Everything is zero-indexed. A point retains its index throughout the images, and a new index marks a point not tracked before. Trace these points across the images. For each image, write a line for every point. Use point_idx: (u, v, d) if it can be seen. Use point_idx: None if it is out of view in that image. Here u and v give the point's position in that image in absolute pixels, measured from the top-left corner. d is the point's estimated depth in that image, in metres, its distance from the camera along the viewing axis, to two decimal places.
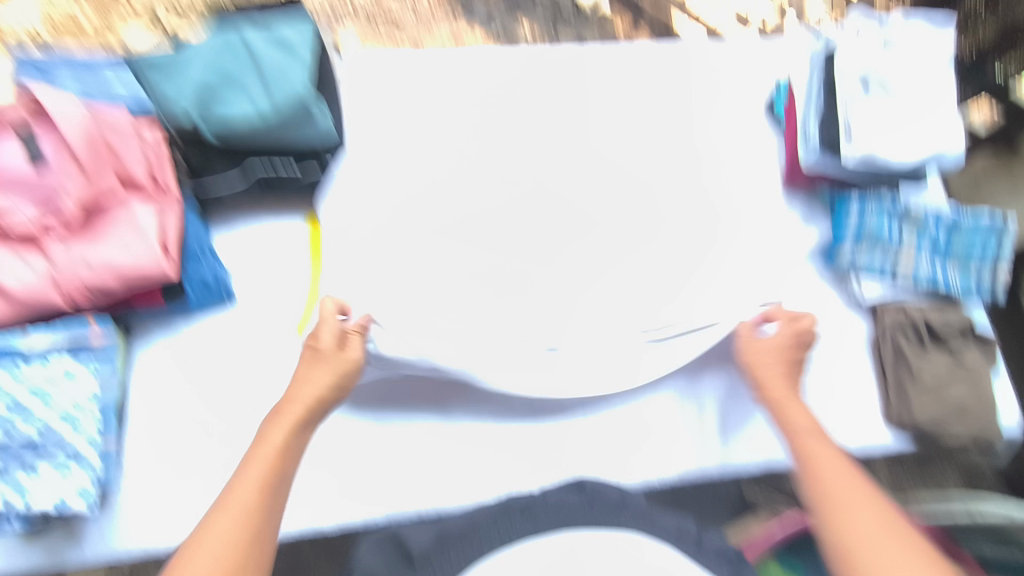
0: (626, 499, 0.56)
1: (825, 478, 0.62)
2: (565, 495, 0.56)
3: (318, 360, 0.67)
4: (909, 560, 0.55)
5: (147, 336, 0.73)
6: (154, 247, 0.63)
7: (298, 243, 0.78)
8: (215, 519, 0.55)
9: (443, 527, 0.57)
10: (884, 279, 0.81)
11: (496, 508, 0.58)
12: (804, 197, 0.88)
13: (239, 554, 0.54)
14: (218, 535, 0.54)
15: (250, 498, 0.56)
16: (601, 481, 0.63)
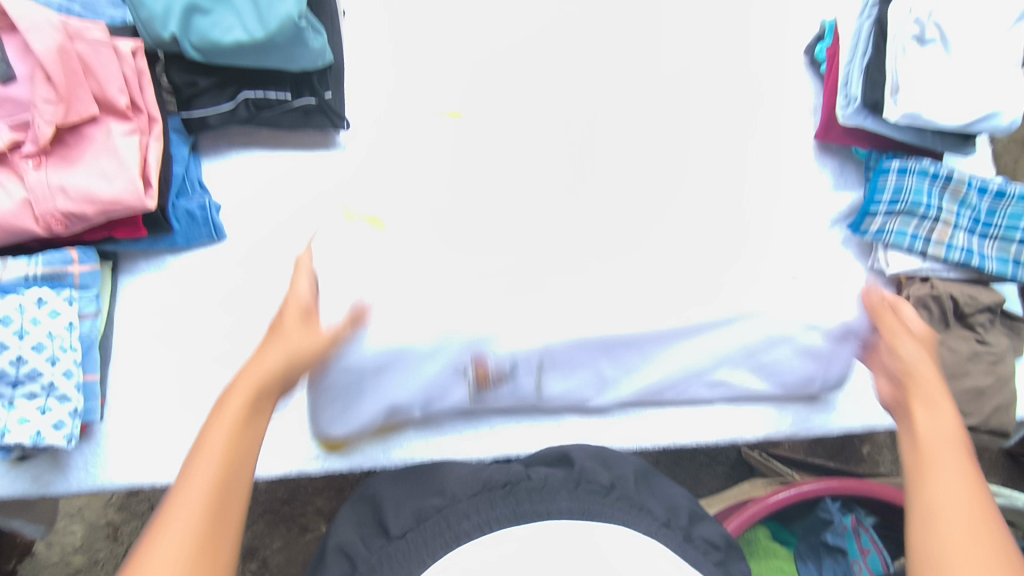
0: (615, 482, 0.58)
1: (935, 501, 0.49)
2: (554, 472, 0.55)
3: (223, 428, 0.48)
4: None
5: (132, 269, 0.71)
6: (133, 178, 0.60)
7: (294, 180, 0.75)
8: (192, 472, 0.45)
9: (417, 489, 0.58)
10: (915, 252, 0.76)
11: (477, 473, 0.57)
12: (836, 156, 0.84)
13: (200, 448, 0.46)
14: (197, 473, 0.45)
15: (223, 443, 0.47)
16: (584, 448, 0.65)
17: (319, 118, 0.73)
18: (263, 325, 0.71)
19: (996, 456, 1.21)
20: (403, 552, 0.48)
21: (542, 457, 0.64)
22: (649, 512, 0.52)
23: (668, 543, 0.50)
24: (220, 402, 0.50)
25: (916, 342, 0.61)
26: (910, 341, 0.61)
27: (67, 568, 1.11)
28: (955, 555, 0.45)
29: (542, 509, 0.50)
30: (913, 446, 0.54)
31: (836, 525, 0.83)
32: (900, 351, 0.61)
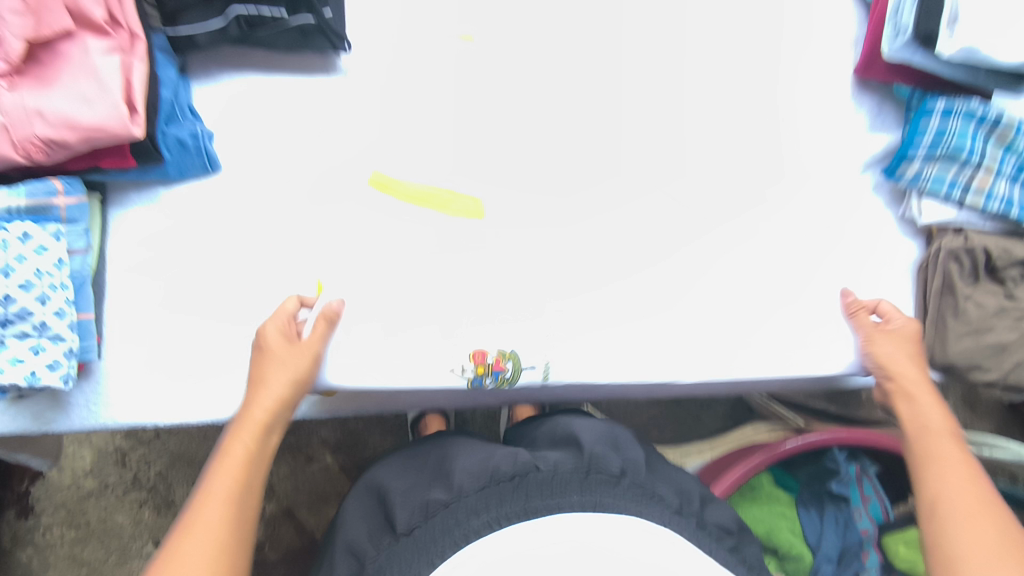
0: (627, 467, 0.60)
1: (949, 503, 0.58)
2: (563, 459, 0.58)
3: (233, 458, 0.56)
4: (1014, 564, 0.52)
5: (122, 201, 0.67)
6: (117, 103, 0.55)
7: (291, 106, 0.70)
8: (181, 548, 0.50)
9: (422, 479, 0.62)
10: (951, 201, 0.71)
11: (482, 455, 0.59)
12: (875, 94, 0.78)
13: (218, 471, 0.55)
14: (217, 494, 0.53)
15: (217, 514, 0.52)
16: (595, 430, 0.65)
17: (317, 38, 0.66)
18: (262, 263, 0.68)
19: (992, 403, 1.22)
20: (413, 552, 0.52)
21: (549, 437, 0.68)
22: (661, 499, 0.57)
23: (682, 531, 0.55)
24: (217, 467, 0.55)
25: (897, 339, 0.69)
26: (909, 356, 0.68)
27: (79, 490, 1.13)
28: (968, 538, 0.55)
29: (552, 501, 0.53)
30: (924, 450, 0.63)
31: (843, 475, 0.83)
32: (886, 361, 0.68)
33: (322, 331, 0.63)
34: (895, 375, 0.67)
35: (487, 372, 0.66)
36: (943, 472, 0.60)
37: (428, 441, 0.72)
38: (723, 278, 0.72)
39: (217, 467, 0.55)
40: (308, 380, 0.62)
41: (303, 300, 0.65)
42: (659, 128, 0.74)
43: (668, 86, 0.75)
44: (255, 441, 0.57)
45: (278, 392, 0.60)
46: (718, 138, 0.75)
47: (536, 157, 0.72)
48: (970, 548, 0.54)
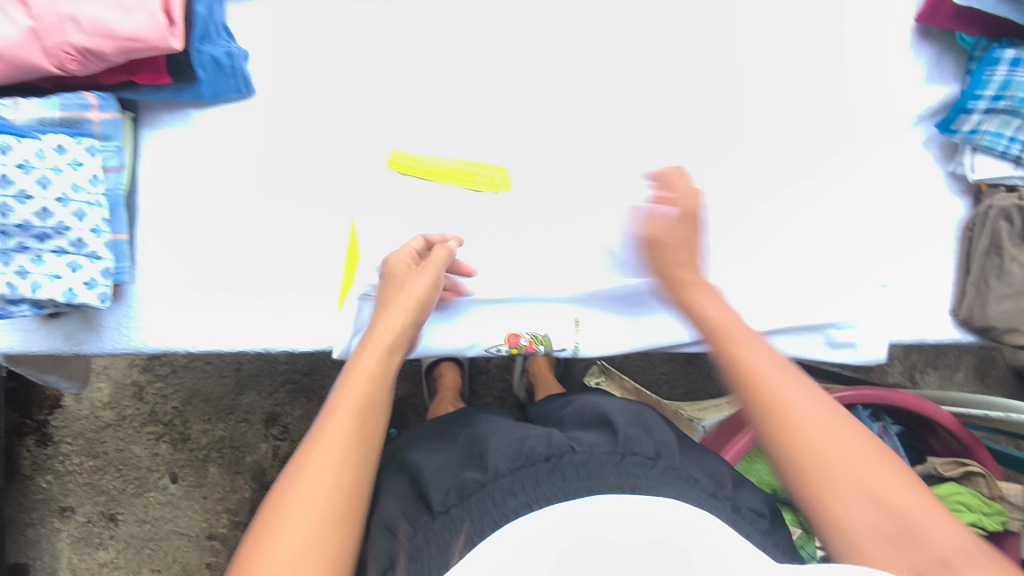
0: (659, 452, 0.63)
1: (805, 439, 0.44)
2: (599, 445, 0.61)
3: (348, 403, 0.48)
4: (901, 479, 0.42)
5: (154, 122, 0.65)
6: (155, 12, 0.52)
7: (325, 30, 0.67)
8: (312, 461, 0.44)
9: (454, 459, 0.65)
10: (1008, 158, 0.68)
11: (516, 442, 0.62)
12: (935, 43, 0.74)
13: (317, 430, 0.46)
14: (316, 457, 0.44)
15: (345, 432, 0.46)
16: (625, 412, 0.70)
17: None
18: (292, 192, 0.66)
19: (1004, 373, 1.22)
20: (449, 528, 0.54)
21: (578, 418, 0.72)
22: (696, 482, 0.58)
23: (718, 512, 0.56)
24: (344, 380, 0.50)
25: (659, 237, 0.60)
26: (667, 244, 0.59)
27: (97, 421, 1.15)
28: (848, 486, 0.42)
29: (589, 482, 0.54)
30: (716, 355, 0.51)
31: None
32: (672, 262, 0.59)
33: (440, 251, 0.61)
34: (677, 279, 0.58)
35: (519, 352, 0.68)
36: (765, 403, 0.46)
37: (463, 416, 0.77)
38: (763, 231, 0.71)
39: (321, 426, 0.46)
40: (422, 318, 0.58)
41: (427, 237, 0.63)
42: (705, 72, 0.72)
43: (717, 28, 0.72)
44: (377, 359, 0.52)
45: (390, 334, 0.54)
46: (767, 83, 0.72)
47: (577, 98, 0.70)
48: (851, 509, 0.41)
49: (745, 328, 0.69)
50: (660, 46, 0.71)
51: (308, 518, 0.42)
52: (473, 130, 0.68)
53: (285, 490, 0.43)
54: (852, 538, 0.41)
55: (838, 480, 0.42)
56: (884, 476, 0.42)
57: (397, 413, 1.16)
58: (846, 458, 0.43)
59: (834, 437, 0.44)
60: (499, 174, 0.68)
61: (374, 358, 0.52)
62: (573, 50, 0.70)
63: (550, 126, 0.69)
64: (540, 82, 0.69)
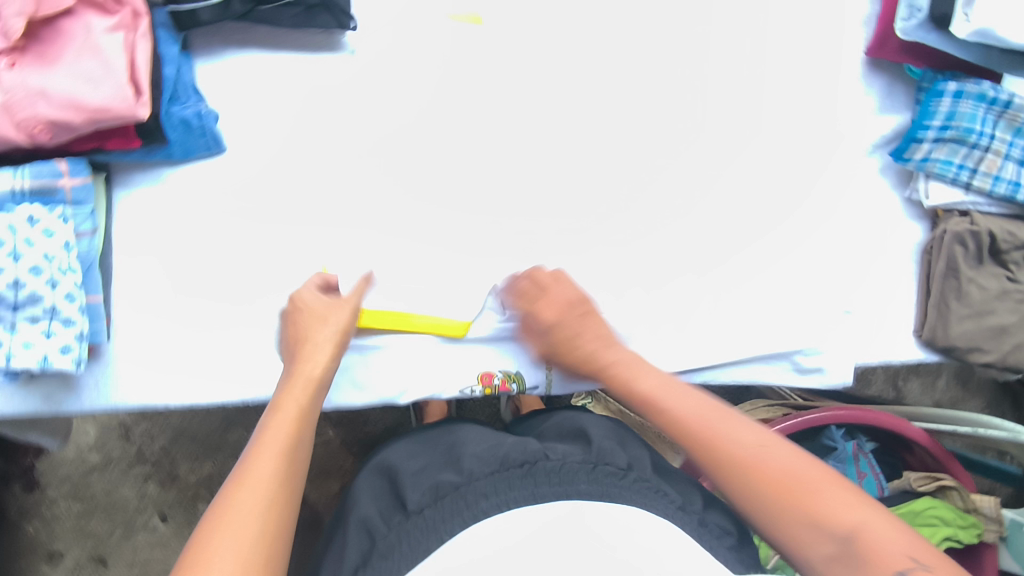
0: (633, 463, 0.63)
1: (739, 469, 0.49)
2: (571, 452, 0.62)
3: (275, 432, 0.50)
4: (836, 489, 0.47)
5: (127, 181, 0.66)
6: (121, 83, 0.53)
7: (293, 85, 0.68)
8: (238, 498, 0.45)
9: (434, 460, 0.66)
10: (958, 184, 0.71)
11: (494, 445, 0.63)
12: (885, 75, 0.77)
13: (248, 456, 0.48)
14: (251, 478, 0.46)
15: (276, 458, 0.48)
16: (603, 428, 0.70)
17: (322, 15, 0.65)
18: (266, 245, 0.67)
19: (984, 379, 1.24)
20: (422, 530, 0.55)
21: (557, 432, 0.71)
22: (666, 495, 0.59)
23: (684, 525, 0.57)
24: (277, 405, 0.53)
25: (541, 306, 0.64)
26: (571, 318, 0.62)
27: (84, 464, 1.14)
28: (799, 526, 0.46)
29: (560, 491, 0.57)
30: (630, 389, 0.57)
31: (840, 452, 0.87)
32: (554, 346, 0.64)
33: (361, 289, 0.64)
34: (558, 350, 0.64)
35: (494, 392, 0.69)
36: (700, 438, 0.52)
37: (442, 423, 0.77)
38: (730, 262, 0.73)
39: (252, 453, 0.48)
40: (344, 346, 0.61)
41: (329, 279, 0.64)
42: (668, 110, 0.73)
43: (677, 67, 0.74)
44: (307, 398, 0.55)
45: (316, 359, 0.58)
46: (727, 117, 0.74)
47: (544, 138, 0.71)
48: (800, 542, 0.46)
49: (717, 359, 0.71)
50: (623, 86, 0.73)
51: (234, 555, 0.42)
52: (442, 175, 0.69)
53: (211, 527, 0.43)
54: (804, 549, 0.46)
55: (786, 506, 0.47)
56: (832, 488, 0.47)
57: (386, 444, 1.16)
58: (769, 473, 0.48)
59: (801, 479, 0.48)
60: (468, 219, 0.69)
61: (302, 388, 0.55)
62: (537, 93, 0.72)
63: (518, 167, 0.71)
64: (506, 125, 0.71)
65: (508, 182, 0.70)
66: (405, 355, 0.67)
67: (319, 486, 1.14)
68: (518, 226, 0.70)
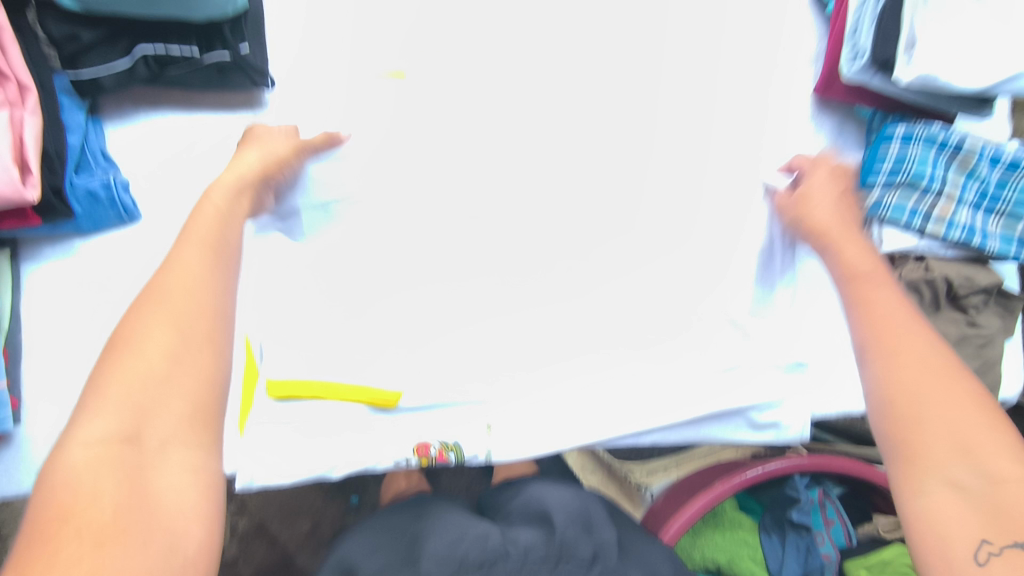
0: (598, 552, 0.61)
1: (905, 366, 0.47)
2: (533, 546, 0.60)
3: (192, 244, 0.48)
4: (984, 426, 0.44)
5: (36, 255, 0.63)
6: (7, 165, 0.50)
7: (211, 147, 0.65)
8: (166, 279, 0.45)
9: (393, 557, 0.63)
10: (912, 230, 0.68)
11: (453, 544, 0.60)
12: (834, 116, 0.74)
13: (152, 284, 0.45)
14: (151, 313, 0.43)
15: (193, 273, 0.46)
16: (568, 507, 0.67)
17: (236, 76, 0.62)
18: None
19: None
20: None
21: (523, 513, 0.68)
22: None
23: None
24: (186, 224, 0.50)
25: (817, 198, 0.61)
26: (844, 236, 0.58)
27: None
28: (935, 422, 0.45)
29: None
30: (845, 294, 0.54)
31: (803, 503, 0.82)
32: (801, 203, 0.62)
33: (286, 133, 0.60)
34: (812, 223, 0.60)
35: (431, 464, 0.64)
36: (878, 331, 0.50)
37: (402, 510, 0.74)
38: (678, 317, 0.70)
39: (159, 277, 0.46)
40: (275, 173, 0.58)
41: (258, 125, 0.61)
42: (610, 158, 0.71)
43: (617, 113, 0.71)
44: (225, 200, 0.52)
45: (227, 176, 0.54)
46: (673, 163, 0.71)
47: (480, 193, 0.69)
48: (925, 436, 0.45)
49: (665, 421, 0.68)
50: (564, 134, 0.70)
51: (166, 332, 0.43)
52: (373, 235, 0.66)
53: (138, 307, 0.44)
54: (930, 456, 0.44)
55: (922, 420, 0.45)
56: (976, 410, 0.45)
57: (357, 484, 1.12)
58: (925, 387, 0.46)
59: (943, 388, 0.46)
60: (401, 281, 0.66)
61: (217, 197, 0.52)
62: (472, 144, 0.69)
63: (452, 224, 0.68)
64: (441, 180, 0.68)
65: (442, 241, 0.67)
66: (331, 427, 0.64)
67: (289, 527, 1.10)
68: (452, 287, 0.67)
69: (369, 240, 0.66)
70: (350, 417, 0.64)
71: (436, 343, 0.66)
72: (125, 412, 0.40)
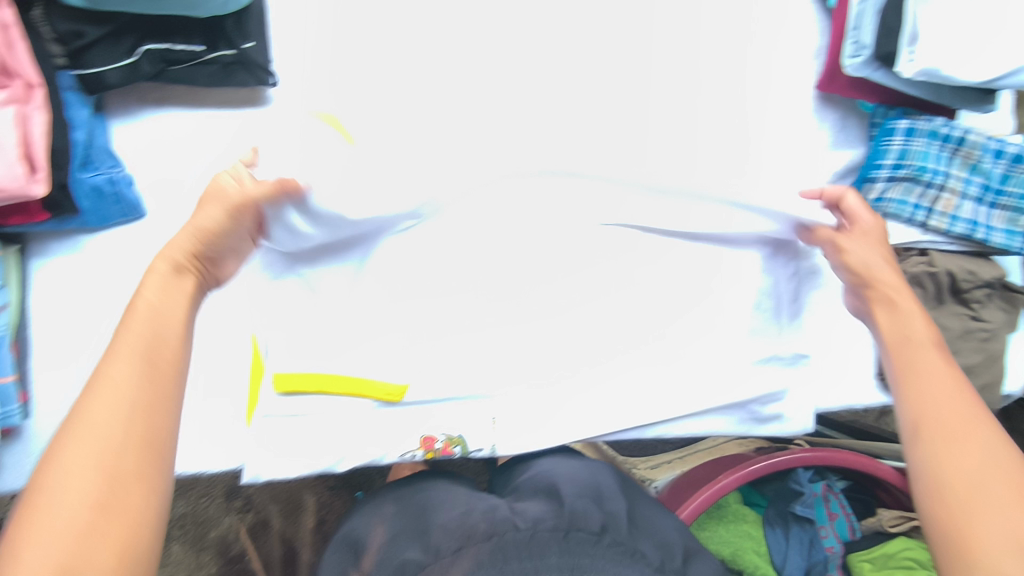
0: (607, 524, 0.63)
1: (954, 458, 0.49)
2: (540, 518, 0.62)
3: (127, 350, 0.46)
4: (1012, 505, 0.45)
5: (43, 251, 0.63)
6: (14, 162, 0.50)
7: (216, 143, 0.65)
8: (91, 405, 0.43)
9: (405, 528, 0.66)
10: (915, 223, 0.69)
11: (462, 518, 0.63)
12: (838, 108, 0.74)
13: (81, 402, 0.43)
14: (80, 440, 0.41)
15: (125, 382, 0.44)
16: (576, 485, 0.70)
17: (240, 73, 0.62)
18: None
19: None
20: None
21: (531, 486, 0.70)
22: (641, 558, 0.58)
23: None
24: (123, 324, 0.48)
25: (868, 240, 0.63)
26: (908, 302, 0.59)
27: None
28: (992, 514, 0.45)
29: (527, 564, 0.55)
30: (903, 362, 0.56)
31: (806, 497, 0.83)
32: (856, 263, 0.62)
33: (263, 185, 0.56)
34: (873, 283, 0.61)
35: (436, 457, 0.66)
36: (931, 415, 0.52)
37: (409, 487, 0.75)
38: (681, 311, 0.70)
39: (89, 394, 0.43)
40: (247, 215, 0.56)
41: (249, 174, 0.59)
42: (613, 153, 0.71)
43: (619, 108, 0.71)
44: (160, 298, 0.50)
45: (180, 247, 0.52)
46: (676, 158, 0.71)
47: (484, 188, 0.69)
48: (981, 531, 0.45)
49: (667, 413, 0.68)
50: (567, 130, 0.71)
51: (91, 470, 0.40)
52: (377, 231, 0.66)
53: (62, 445, 0.41)
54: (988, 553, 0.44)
55: (951, 495, 0.47)
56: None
57: (361, 480, 1.13)
58: (980, 477, 0.47)
59: (993, 477, 0.47)
60: (405, 277, 0.67)
61: (157, 292, 0.50)
62: (474, 140, 0.69)
63: (456, 219, 0.68)
64: (444, 176, 0.68)
65: (445, 236, 0.68)
66: (339, 422, 0.65)
67: (294, 522, 1.11)
68: (456, 282, 0.68)
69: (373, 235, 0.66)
70: (358, 412, 0.65)
71: (440, 338, 0.67)
72: (48, 570, 0.37)
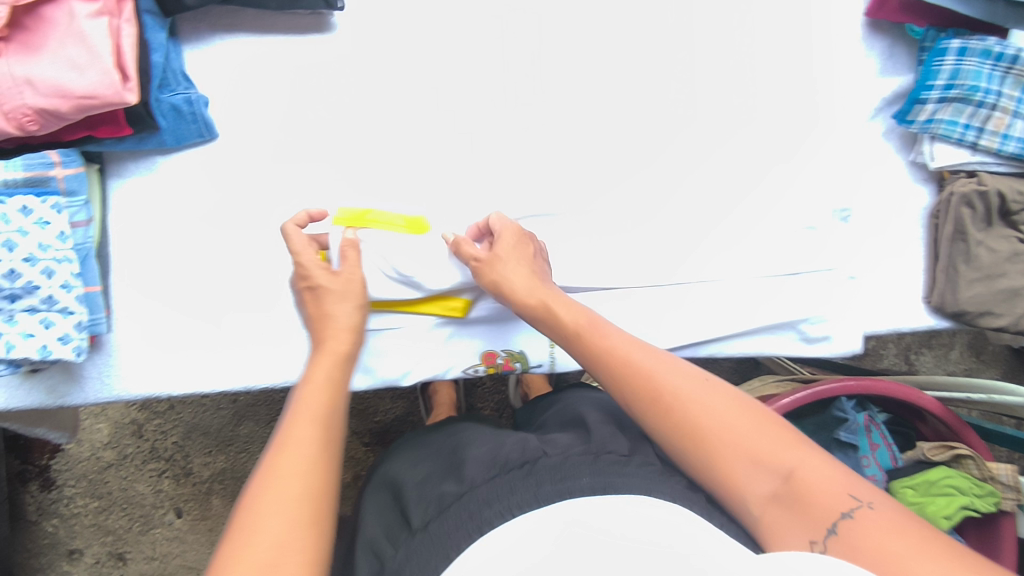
0: (633, 447, 0.60)
1: (712, 443, 0.49)
2: (571, 446, 0.58)
3: (305, 415, 0.50)
4: (764, 441, 0.48)
5: (121, 171, 0.66)
6: (109, 69, 0.53)
7: (282, 69, 0.68)
8: (281, 459, 0.46)
9: (437, 468, 0.63)
10: (964, 145, 0.69)
11: (492, 450, 0.60)
12: (886, 36, 0.74)
13: (275, 452, 0.47)
14: (272, 488, 0.44)
15: (311, 435, 0.48)
16: (601, 410, 0.67)
17: None
18: (262, 231, 0.67)
19: (999, 348, 1.22)
20: (427, 544, 0.52)
21: (558, 420, 0.69)
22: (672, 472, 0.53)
23: (698, 504, 0.49)
24: (301, 393, 0.52)
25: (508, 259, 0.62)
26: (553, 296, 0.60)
27: (98, 462, 1.09)
28: (759, 483, 0.47)
29: (559, 487, 0.51)
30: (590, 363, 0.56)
31: (851, 424, 0.85)
32: (495, 281, 0.61)
33: (353, 258, 0.62)
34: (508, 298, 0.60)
35: (497, 371, 0.69)
36: (668, 413, 0.51)
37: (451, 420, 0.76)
38: (731, 233, 0.72)
39: (282, 446, 0.47)
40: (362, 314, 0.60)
41: (310, 210, 0.64)
42: (663, 81, 0.72)
43: (670, 36, 0.72)
44: (334, 370, 0.55)
45: (341, 317, 0.59)
46: (725, 86, 0.73)
47: (538, 114, 0.71)
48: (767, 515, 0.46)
49: (717, 333, 0.71)
50: (618, 59, 0.72)
51: (281, 519, 0.43)
52: (437, 155, 0.69)
53: (260, 488, 0.45)
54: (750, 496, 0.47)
55: (725, 458, 0.48)
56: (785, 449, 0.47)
57: (397, 433, 1.14)
58: (741, 439, 0.48)
59: (747, 441, 0.48)
60: (465, 198, 0.69)
61: (324, 366, 0.55)
62: (526, 68, 0.71)
63: (512, 145, 0.70)
64: (499, 103, 0.70)
65: (506, 162, 0.70)
66: (409, 336, 0.68)
67: None
68: (514, 204, 0.70)
69: (433, 160, 0.69)
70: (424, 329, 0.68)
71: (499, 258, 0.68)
72: None
